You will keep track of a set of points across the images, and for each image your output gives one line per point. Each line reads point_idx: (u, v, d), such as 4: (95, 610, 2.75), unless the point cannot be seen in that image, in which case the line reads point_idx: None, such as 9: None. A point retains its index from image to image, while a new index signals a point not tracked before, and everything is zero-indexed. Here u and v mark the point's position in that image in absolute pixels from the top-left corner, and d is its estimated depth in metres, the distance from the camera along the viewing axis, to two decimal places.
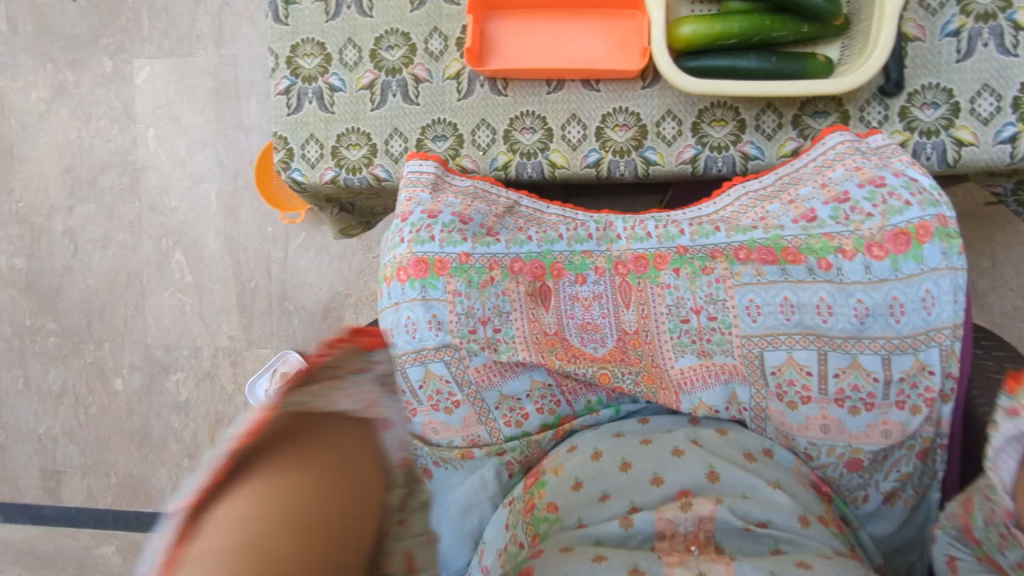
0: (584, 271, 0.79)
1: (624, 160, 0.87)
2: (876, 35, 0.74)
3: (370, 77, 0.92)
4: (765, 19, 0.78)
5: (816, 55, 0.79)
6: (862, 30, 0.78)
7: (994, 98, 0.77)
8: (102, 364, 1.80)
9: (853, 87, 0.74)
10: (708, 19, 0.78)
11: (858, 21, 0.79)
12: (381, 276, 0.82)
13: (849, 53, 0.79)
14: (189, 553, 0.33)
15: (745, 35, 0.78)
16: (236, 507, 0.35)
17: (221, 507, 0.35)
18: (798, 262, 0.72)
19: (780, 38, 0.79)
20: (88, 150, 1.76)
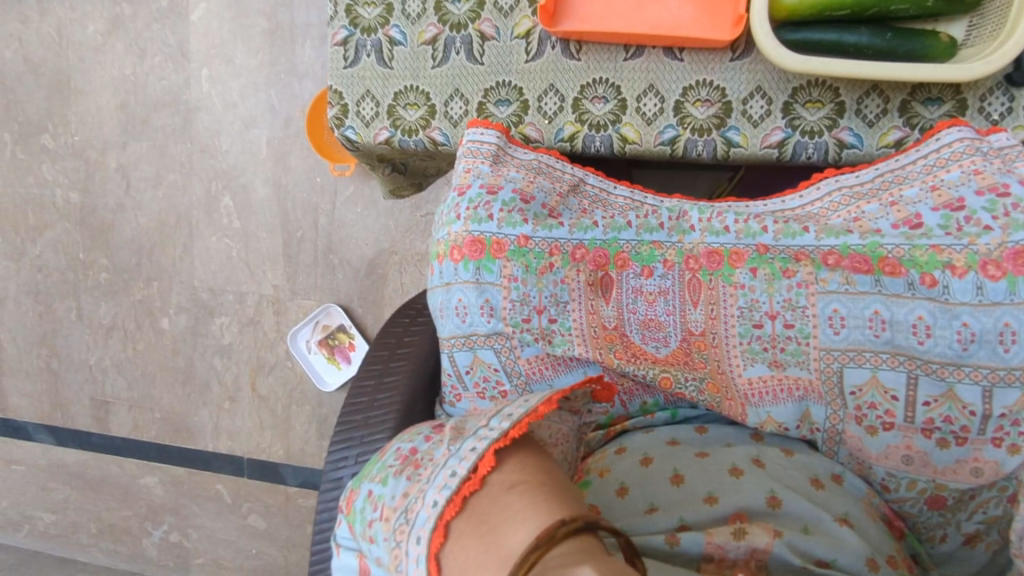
0: (651, 263, 0.74)
1: (703, 140, 0.79)
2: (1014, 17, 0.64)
3: (433, 31, 0.86)
4: None
5: (940, 33, 0.69)
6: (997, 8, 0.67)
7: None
8: (150, 303, 1.83)
9: (980, 76, 0.64)
10: None
11: None
12: (433, 252, 0.79)
13: (977, 33, 0.69)
14: (481, 494, 0.53)
15: (858, 7, 0.68)
16: (508, 474, 0.54)
17: (497, 473, 0.54)
18: (897, 275, 0.65)
19: (898, 12, 0.68)
20: (141, 87, 1.74)
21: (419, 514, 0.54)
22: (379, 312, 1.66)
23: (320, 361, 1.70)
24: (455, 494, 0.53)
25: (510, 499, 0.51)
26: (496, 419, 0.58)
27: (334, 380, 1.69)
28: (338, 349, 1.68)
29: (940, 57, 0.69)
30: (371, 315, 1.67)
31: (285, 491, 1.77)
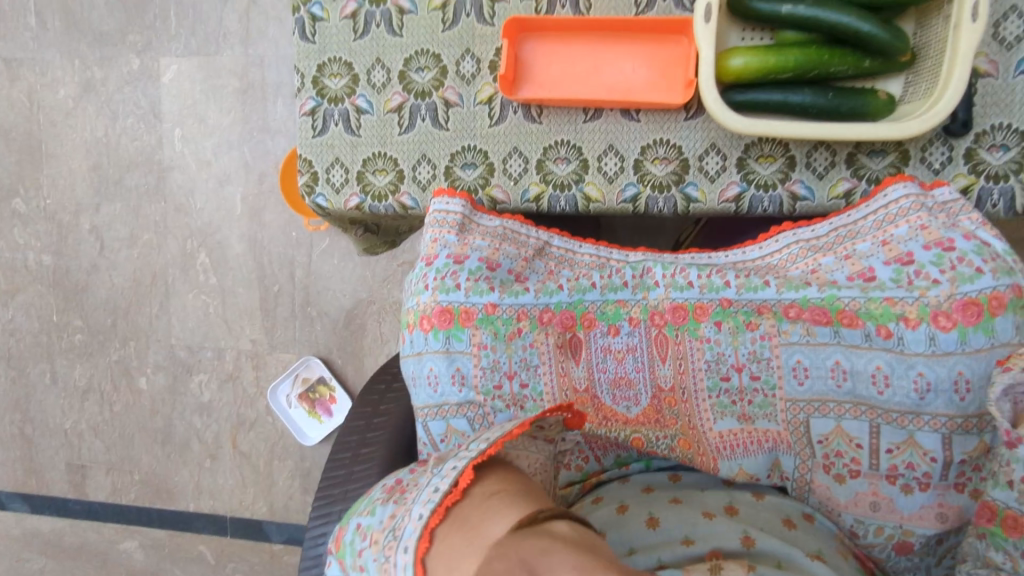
0: (617, 321, 0.77)
1: (663, 196, 0.81)
2: (946, 76, 0.67)
3: (398, 100, 0.88)
4: (823, 53, 0.71)
5: (878, 92, 0.72)
6: (930, 67, 0.70)
7: (947, 148, 0.75)
8: (127, 363, 1.81)
9: (913, 135, 0.67)
10: (762, 50, 0.71)
11: (926, 56, 0.71)
12: (404, 321, 0.82)
13: (914, 90, 0.72)
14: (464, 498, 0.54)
15: (801, 70, 0.71)
16: (488, 482, 0.55)
17: (478, 484, 0.55)
18: (854, 326, 0.69)
19: (838, 73, 0.71)
20: (114, 148, 1.75)
21: (406, 526, 0.54)
22: (359, 362, 1.66)
23: (301, 414, 1.68)
24: (439, 505, 0.53)
25: (493, 501, 0.52)
26: (474, 441, 0.58)
27: (316, 433, 1.68)
28: (319, 402, 1.67)
29: (879, 113, 0.72)
30: (351, 366, 1.66)
31: (269, 549, 1.73)
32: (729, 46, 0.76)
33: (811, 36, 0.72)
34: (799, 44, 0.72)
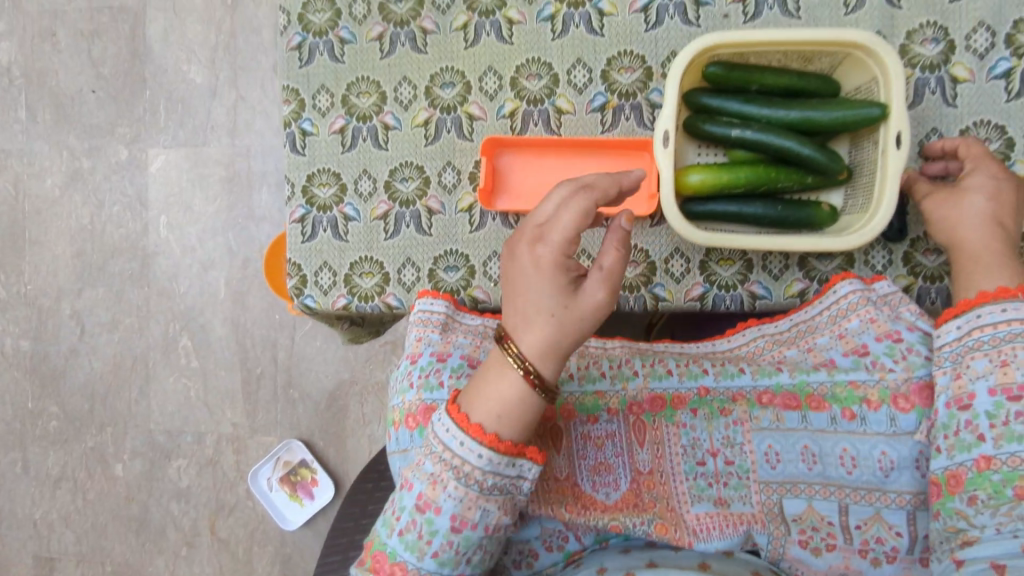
0: (596, 411, 0.78)
1: (634, 295, 0.87)
2: (878, 193, 0.75)
3: (384, 207, 0.93)
4: (770, 171, 0.79)
5: (821, 204, 0.80)
6: (864, 184, 0.78)
7: (886, 252, 0.83)
8: (103, 450, 1.78)
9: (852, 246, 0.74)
10: (715, 167, 0.79)
11: (862, 173, 0.80)
12: (389, 418, 0.82)
13: (853, 201, 0.80)
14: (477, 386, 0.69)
15: (751, 184, 0.79)
16: None
17: None
18: (822, 410, 0.72)
19: (785, 188, 0.79)
20: (98, 235, 1.77)
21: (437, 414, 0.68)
22: (341, 443, 1.66)
23: (282, 498, 1.66)
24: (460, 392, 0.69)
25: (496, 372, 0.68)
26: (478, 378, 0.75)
27: (296, 517, 1.66)
28: (300, 485, 1.66)
29: (824, 223, 0.79)
30: (332, 447, 1.66)
31: None
32: (687, 162, 0.83)
33: (758, 155, 0.80)
34: (749, 162, 0.80)
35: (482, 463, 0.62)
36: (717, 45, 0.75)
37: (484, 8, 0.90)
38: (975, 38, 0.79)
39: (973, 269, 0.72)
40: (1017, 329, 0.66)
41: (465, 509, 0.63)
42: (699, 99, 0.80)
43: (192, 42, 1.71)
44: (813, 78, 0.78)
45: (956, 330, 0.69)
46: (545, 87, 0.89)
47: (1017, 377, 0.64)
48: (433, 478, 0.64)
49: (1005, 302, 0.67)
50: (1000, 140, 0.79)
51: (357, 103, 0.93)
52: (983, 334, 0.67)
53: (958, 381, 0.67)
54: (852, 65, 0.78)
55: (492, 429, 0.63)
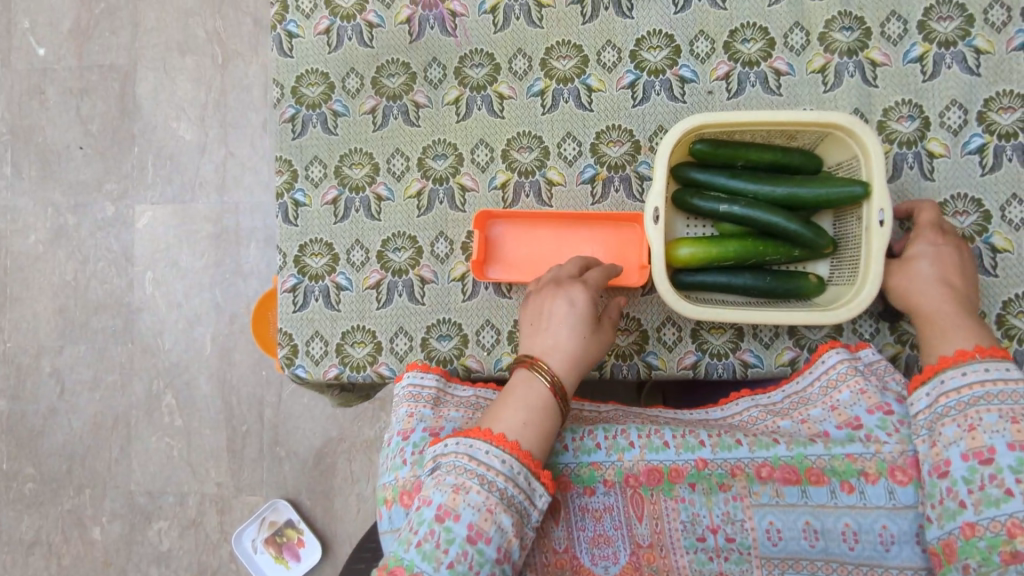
0: (592, 483, 0.75)
1: (627, 364, 0.87)
2: (865, 268, 0.76)
3: (376, 277, 0.93)
4: (758, 243, 0.81)
5: (809, 275, 0.82)
6: (849, 257, 0.80)
7: (873, 320, 0.84)
8: (81, 512, 1.72)
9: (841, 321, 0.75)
10: (704, 241, 0.80)
11: (847, 244, 0.82)
12: (380, 496, 0.78)
13: (839, 272, 0.82)
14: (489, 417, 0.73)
15: (740, 258, 0.80)
16: None
17: None
18: (821, 483, 0.70)
19: (773, 260, 0.81)
20: (82, 292, 1.74)
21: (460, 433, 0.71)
22: (329, 502, 1.62)
23: (267, 560, 1.61)
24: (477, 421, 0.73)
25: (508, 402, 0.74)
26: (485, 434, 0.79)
27: None
28: (286, 546, 1.61)
29: (812, 294, 0.81)
30: (320, 507, 1.62)
31: None
32: (677, 236, 0.85)
33: (745, 228, 0.82)
34: (736, 235, 0.82)
35: (505, 469, 0.65)
36: (704, 125, 0.77)
37: (475, 83, 0.93)
38: (948, 116, 0.83)
39: (935, 334, 0.73)
40: (981, 391, 0.66)
41: (482, 518, 0.63)
42: (687, 174, 0.82)
43: (182, 100, 1.72)
44: (796, 154, 0.81)
45: (925, 395, 0.70)
46: (536, 159, 0.91)
47: (985, 441, 0.64)
48: (455, 487, 0.65)
49: (963, 365, 0.68)
50: (977, 213, 0.82)
51: (349, 174, 0.94)
52: (951, 399, 0.67)
53: (932, 448, 0.66)
54: (834, 142, 0.80)
55: (515, 438, 0.67)
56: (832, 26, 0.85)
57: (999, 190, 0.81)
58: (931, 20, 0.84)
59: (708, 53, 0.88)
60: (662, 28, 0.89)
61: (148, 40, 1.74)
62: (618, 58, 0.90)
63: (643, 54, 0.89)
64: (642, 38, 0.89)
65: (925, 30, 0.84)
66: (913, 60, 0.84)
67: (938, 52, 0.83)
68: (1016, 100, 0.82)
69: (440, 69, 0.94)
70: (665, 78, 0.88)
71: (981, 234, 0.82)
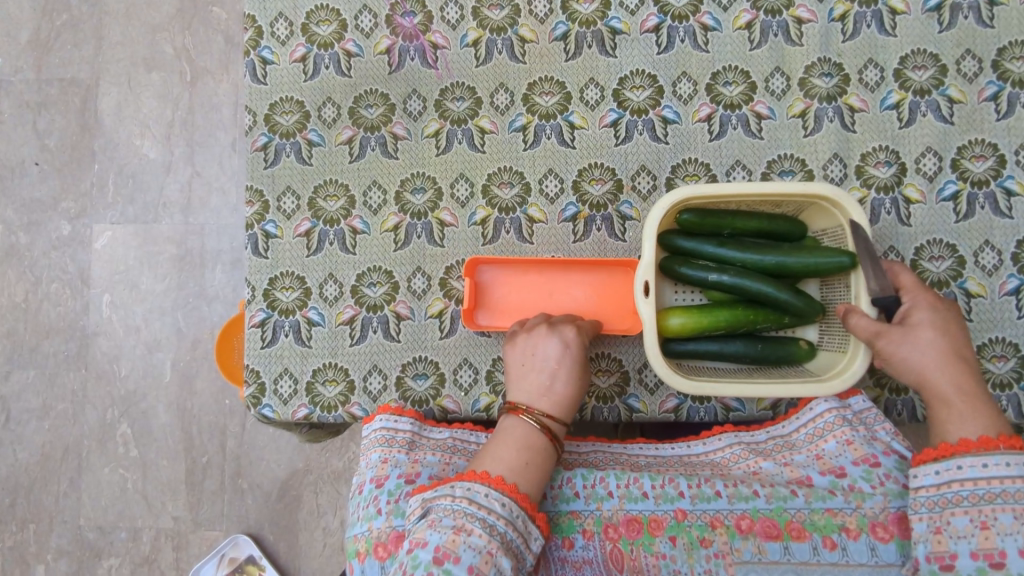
0: (571, 532, 0.72)
1: (608, 406, 0.86)
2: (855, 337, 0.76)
3: (350, 312, 0.90)
4: (749, 312, 0.79)
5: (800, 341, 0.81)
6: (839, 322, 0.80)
7: None
8: (24, 549, 1.61)
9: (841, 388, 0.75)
10: (694, 311, 0.79)
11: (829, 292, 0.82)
12: (350, 549, 0.74)
13: (829, 337, 0.82)
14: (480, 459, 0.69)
15: (731, 327, 0.79)
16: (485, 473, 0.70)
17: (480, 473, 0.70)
18: (802, 539, 0.69)
19: (764, 327, 0.80)
20: (33, 314, 1.65)
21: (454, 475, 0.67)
22: (293, 537, 1.55)
23: None
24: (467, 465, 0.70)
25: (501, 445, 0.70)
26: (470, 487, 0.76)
27: None
28: None
29: (804, 360, 0.81)
30: (283, 542, 1.55)
31: None
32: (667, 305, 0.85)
33: (734, 298, 0.81)
34: (726, 303, 0.80)
35: (506, 513, 0.62)
36: (690, 197, 0.76)
37: (456, 116, 0.91)
38: (924, 162, 0.84)
39: (951, 413, 0.66)
40: (997, 489, 0.61)
41: (483, 561, 0.59)
42: (673, 242, 0.82)
43: (148, 117, 1.66)
44: (781, 220, 0.81)
45: (933, 474, 0.64)
46: (517, 196, 0.90)
47: (998, 544, 0.60)
48: (454, 529, 0.60)
49: (985, 455, 0.62)
50: (952, 258, 0.83)
51: (324, 207, 0.91)
52: (963, 489, 0.62)
53: (936, 537, 0.63)
54: (818, 210, 0.81)
55: (513, 480, 0.65)
56: (811, 72, 0.86)
57: (973, 237, 0.83)
58: (907, 69, 0.85)
59: (691, 95, 0.88)
60: (645, 68, 0.89)
61: (112, 54, 1.68)
62: (601, 96, 0.89)
63: (626, 93, 0.89)
64: (625, 77, 0.89)
65: (901, 78, 0.85)
66: (890, 107, 0.85)
67: (913, 100, 0.85)
68: (988, 149, 0.83)
69: (420, 102, 0.92)
70: (648, 118, 0.88)
71: (955, 279, 0.82)
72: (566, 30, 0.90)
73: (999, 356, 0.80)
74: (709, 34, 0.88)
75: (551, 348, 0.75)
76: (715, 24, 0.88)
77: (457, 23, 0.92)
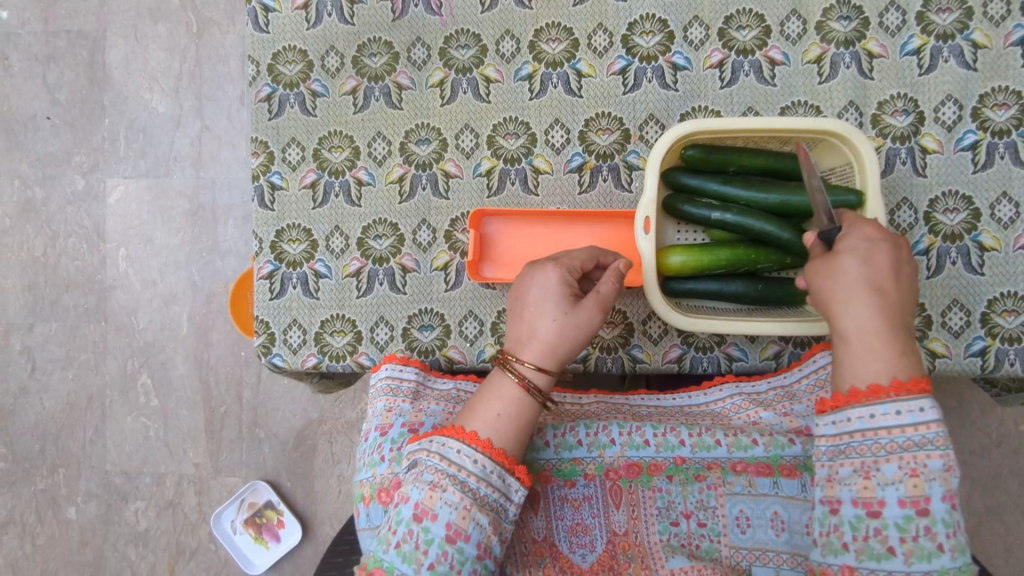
0: (573, 476, 0.74)
1: (611, 356, 0.86)
2: None
3: (356, 265, 0.90)
4: (750, 251, 0.79)
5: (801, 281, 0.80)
6: None
7: None
8: (55, 492, 1.68)
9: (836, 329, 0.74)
10: (695, 250, 0.79)
11: None
12: (357, 493, 0.77)
13: None
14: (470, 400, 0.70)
15: (731, 266, 0.79)
16: None
17: None
18: (792, 477, 0.71)
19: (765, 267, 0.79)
20: (53, 268, 1.69)
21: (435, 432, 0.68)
22: (310, 483, 1.60)
23: (247, 541, 1.59)
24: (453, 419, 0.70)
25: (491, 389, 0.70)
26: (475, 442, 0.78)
27: (262, 560, 1.59)
28: (266, 527, 1.59)
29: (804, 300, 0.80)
30: (300, 488, 1.60)
31: None
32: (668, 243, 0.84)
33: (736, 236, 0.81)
34: (728, 242, 0.80)
35: (478, 470, 0.63)
36: (697, 131, 0.75)
37: (461, 65, 0.89)
38: (943, 111, 0.81)
39: (849, 354, 0.61)
40: (885, 440, 0.58)
41: (461, 516, 0.61)
42: (678, 180, 0.81)
43: (156, 70, 1.65)
44: (789, 157, 0.79)
45: (832, 423, 0.61)
46: (522, 146, 0.88)
47: (877, 493, 0.57)
48: (431, 485, 0.63)
49: (874, 405, 0.58)
50: (967, 210, 0.81)
51: (329, 158, 0.91)
52: (854, 441, 0.59)
53: (829, 483, 0.61)
54: (828, 147, 0.78)
55: (487, 435, 0.65)
56: (829, 15, 0.83)
57: (990, 189, 0.80)
58: (930, 12, 0.81)
59: (702, 40, 0.85)
60: (655, 12, 0.86)
61: (119, 6, 1.66)
62: (609, 42, 0.87)
63: (635, 39, 0.86)
64: (634, 22, 0.86)
65: (924, 22, 0.82)
66: (910, 52, 0.82)
67: (935, 45, 0.81)
68: (1011, 97, 0.80)
69: (424, 50, 0.90)
70: (658, 65, 0.86)
71: (970, 232, 0.80)
72: None
73: (1011, 310, 0.79)
74: None
75: (547, 288, 0.70)
76: None
77: None
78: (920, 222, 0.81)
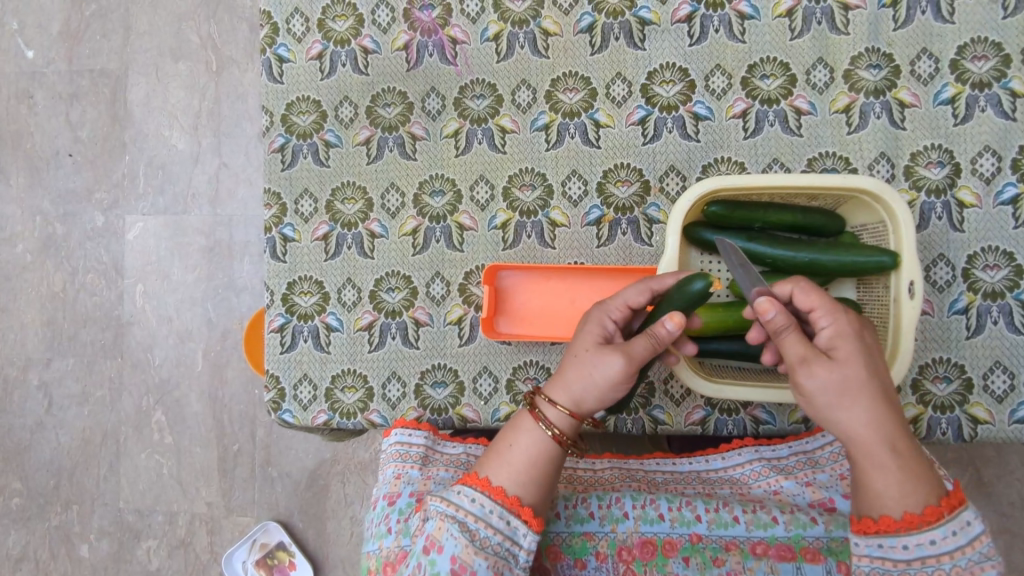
0: (584, 554, 0.71)
1: (631, 417, 0.83)
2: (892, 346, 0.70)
3: (368, 318, 0.88)
4: None
5: None
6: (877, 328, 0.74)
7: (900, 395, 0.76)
8: (68, 529, 1.67)
9: None
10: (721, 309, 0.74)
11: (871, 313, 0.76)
12: (364, 565, 0.73)
13: None
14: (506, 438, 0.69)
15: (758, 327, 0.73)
16: None
17: None
18: (816, 562, 0.67)
19: None
20: (71, 303, 1.69)
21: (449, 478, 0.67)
22: (321, 525, 1.57)
23: None
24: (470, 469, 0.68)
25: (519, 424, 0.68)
26: None
27: None
28: (277, 569, 1.56)
29: None
30: (312, 529, 1.57)
31: None
32: None
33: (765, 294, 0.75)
34: None
35: (476, 509, 0.61)
36: (721, 188, 0.72)
37: (476, 115, 0.87)
38: (981, 162, 0.77)
39: (890, 482, 0.54)
40: (947, 565, 0.54)
41: (464, 551, 0.59)
42: (700, 235, 0.77)
43: (175, 108, 1.66)
44: (818, 214, 0.76)
45: (877, 546, 0.55)
46: (539, 198, 0.86)
47: None
48: (439, 518, 0.61)
49: (933, 531, 0.53)
50: (1009, 267, 0.76)
51: (341, 210, 0.89)
52: (911, 567, 0.54)
53: None
54: (858, 204, 0.75)
55: (488, 474, 0.63)
56: (858, 63, 0.80)
57: None
58: (965, 60, 0.78)
59: (725, 89, 0.82)
60: (675, 61, 0.83)
61: (140, 45, 1.68)
62: (628, 92, 0.84)
63: (655, 89, 0.84)
64: (654, 71, 0.84)
65: (958, 70, 0.78)
66: (944, 101, 0.78)
67: (971, 93, 0.77)
68: None
69: (439, 100, 0.88)
70: (678, 115, 0.83)
71: (1012, 290, 0.76)
72: (592, 22, 0.85)
73: None
74: (746, 23, 0.82)
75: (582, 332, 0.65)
76: (752, 12, 0.82)
77: (477, 16, 0.87)
78: (958, 278, 0.77)
